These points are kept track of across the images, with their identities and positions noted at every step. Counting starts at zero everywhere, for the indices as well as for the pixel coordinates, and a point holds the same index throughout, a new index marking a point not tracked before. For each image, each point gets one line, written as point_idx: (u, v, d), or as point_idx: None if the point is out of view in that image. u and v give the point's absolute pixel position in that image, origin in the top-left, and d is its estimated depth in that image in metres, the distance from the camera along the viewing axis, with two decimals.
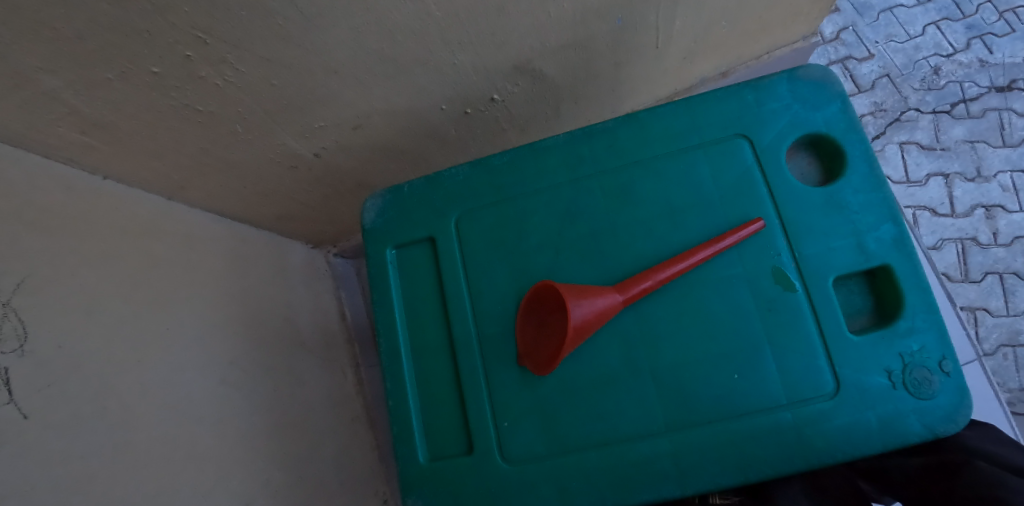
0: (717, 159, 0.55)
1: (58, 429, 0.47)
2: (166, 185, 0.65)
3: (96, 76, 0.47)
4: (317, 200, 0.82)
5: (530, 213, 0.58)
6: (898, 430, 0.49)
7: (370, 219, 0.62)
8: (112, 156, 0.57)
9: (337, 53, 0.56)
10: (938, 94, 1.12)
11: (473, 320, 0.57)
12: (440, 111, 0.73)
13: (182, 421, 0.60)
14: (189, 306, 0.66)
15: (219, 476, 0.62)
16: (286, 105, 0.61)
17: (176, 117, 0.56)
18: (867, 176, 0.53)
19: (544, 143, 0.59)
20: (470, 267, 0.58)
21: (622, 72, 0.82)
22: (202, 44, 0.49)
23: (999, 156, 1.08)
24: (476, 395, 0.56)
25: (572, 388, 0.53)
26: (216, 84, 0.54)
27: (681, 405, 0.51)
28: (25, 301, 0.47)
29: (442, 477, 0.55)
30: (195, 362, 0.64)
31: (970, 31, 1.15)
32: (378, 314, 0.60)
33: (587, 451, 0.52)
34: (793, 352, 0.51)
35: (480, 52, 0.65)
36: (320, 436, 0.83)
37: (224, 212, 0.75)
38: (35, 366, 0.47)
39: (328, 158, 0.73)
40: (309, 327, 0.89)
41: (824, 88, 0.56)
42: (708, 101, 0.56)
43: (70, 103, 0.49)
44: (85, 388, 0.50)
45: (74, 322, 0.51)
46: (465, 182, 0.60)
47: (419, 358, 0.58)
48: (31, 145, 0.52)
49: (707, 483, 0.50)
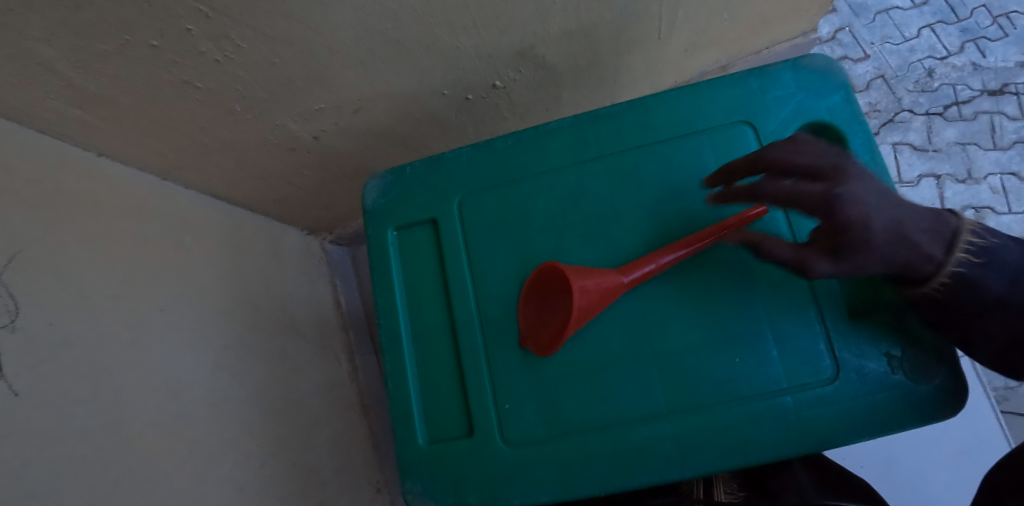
0: (721, 145, 0.56)
1: (50, 406, 0.46)
2: (162, 164, 0.64)
3: (94, 47, 0.47)
4: (314, 185, 0.82)
5: (533, 195, 0.58)
6: (897, 415, 0.49)
7: (371, 201, 0.61)
8: (106, 132, 0.56)
9: (340, 32, 0.55)
10: (931, 96, 1.13)
11: (476, 302, 0.57)
12: (441, 96, 0.72)
13: (174, 403, 0.59)
14: (184, 287, 0.65)
15: (210, 460, 0.61)
16: (287, 85, 0.60)
17: (175, 94, 0.55)
18: (870, 165, 0.54)
19: (549, 126, 0.59)
20: (473, 249, 0.58)
21: (624, 62, 0.82)
22: (204, 17, 0.48)
23: (989, 158, 1.10)
24: (477, 378, 0.55)
25: (575, 370, 0.53)
26: (217, 60, 0.53)
27: (681, 388, 0.51)
28: (17, 276, 0.46)
29: (442, 460, 0.55)
30: (189, 344, 0.63)
31: (964, 34, 1.16)
32: (378, 294, 0.59)
33: (587, 434, 0.52)
34: (793, 335, 0.51)
35: (484, 36, 0.65)
36: (315, 422, 0.82)
37: (220, 195, 0.74)
38: (25, 343, 0.46)
39: (327, 141, 0.72)
40: (304, 314, 0.88)
41: (828, 77, 0.56)
42: (714, 86, 0.57)
43: (66, 75, 0.48)
44: (77, 367, 0.49)
45: (65, 299, 0.50)
46: (469, 164, 0.60)
47: (418, 341, 0.58)
48: (24, 119, 0.51)
49: (706, 466, 0.50)
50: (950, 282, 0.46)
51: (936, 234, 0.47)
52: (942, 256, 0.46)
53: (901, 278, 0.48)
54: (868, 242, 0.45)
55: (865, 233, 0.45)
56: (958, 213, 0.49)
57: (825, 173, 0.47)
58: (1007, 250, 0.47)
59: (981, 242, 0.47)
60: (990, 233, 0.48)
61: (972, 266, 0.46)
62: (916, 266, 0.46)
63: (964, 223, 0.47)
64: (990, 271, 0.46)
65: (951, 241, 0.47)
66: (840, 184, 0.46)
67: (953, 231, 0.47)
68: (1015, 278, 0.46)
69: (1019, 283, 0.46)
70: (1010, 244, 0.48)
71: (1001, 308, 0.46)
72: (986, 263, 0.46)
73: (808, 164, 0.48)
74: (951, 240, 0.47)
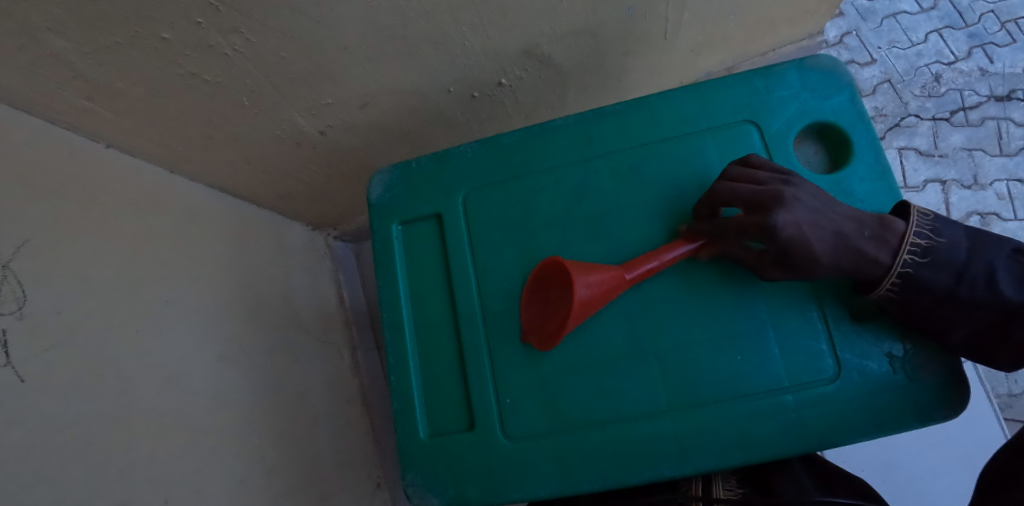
0: (726, 144, 0.56)
1: (55, 392, 0.47)
2: (169, 157, 0.65)
3: (104, 39, 0.47)
4: (320, 180, 0.82)
5: (537, 191, 0.58)
6: (898, 416, 0.49)
7: (376, 195, 0.62)
8: (115, 124, 0.57)
9: (347, 28, 0.56)
10: (938, 101, 1.13)
11: (479, 296, 0.57)
12: (447, 93, 0.73)
13: (178, 393, 0.59)
14: (189, 279, 0.65)
15: (212, 451, 0.61)
16: (295, 80, 0.60)
17: (183, 86, 0.55)
18: (873, 165, 0.54)
19: (554, 123, 0.59)
20: (477, 244, 0.58)
21: (630, 62, 0.82)
22: (214, 11, 0.49)
23: (996, 164, 1.09)
24: (479, 372, 0.56)
25: (576, 366, 0.53)
26: (225, 54, 0.53)
27: (682, 386, 0.52)
28: (24, 263, 0.47)
29: (442, 453, 0.55)
30: (193, 335, 0.63)
31: (972, 40, 1.16)
32: (382, 288, 0.60)
33: (587, 429, 0.52)
34: (795, 335, 0.51)
35: (490, 34, 0.65)
36: (317, 416, 0.83)
37: (226, 188, 0.75)
38: (34, 330, 0.46)
39: (333, 136, 0.73)
40: (307, 309, 0.89)
41: (833, 77, 0.56)
42: (718, 85, 0.57)
43: (76, 66, 0.49)
44: (82, 355, 0.50)
45: (71, 288, 0.51)
46: (474, 160, 0.60)
47: (421, 335, 0.58)
48: (35, 109, 0.51)
49: (706, 464, 0.50)
50: (900, 283, 0.47)
51: (882, 239, 0.47)
52: (891, 260, 0.47)
53: (857, 281, 0.49)
54: (814, 256, 0.46)
55: (808, 249, 0.46)
56: (910, 208, 0.49)
57: (765, 202, 0.47)
58: (955, 247, 0.47)
59: (925, 242, 0.47)
60: (936, 230, 0.47)
61: (919, 266, 0.47)
62: (866, 272, 0.47)
63: (909, 225, 0.48)
64: (935, 269, 0.46)
65: (899, 244, 0.47)
66: (774, 213, 0.46)
67: (897, 232, 0.47)
68: (960, 275, 0.46)
69: (966, 277, 0.46)
70: (957, 240, 0.47)
71: (944, 306, 0.46)
72: (933, 262, 0.46)
73: (751, 193, 0.48)
74: (896, 244, 0.47)
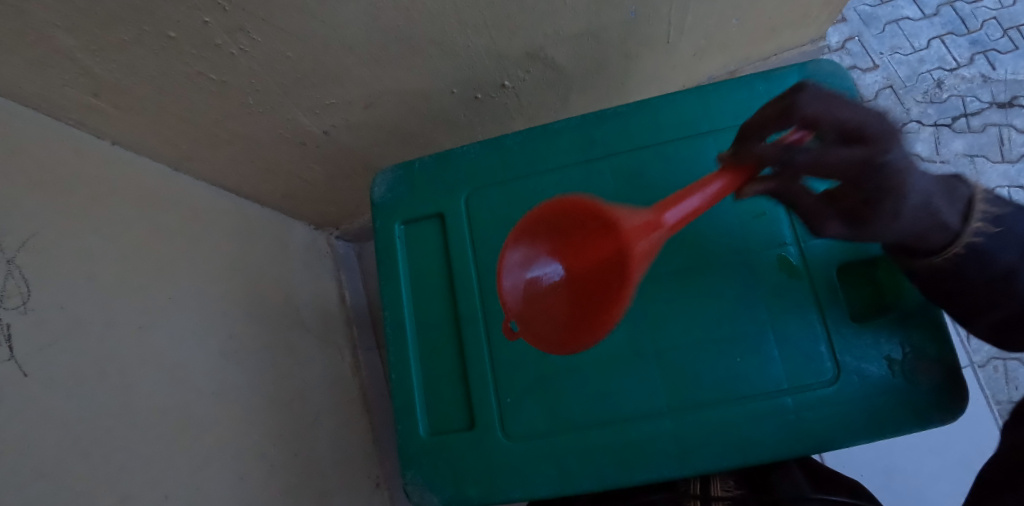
0: (727, 147, 0.56)
1: (58, 387, 0.47)
2: (174, 154, 0.65)
3: (112, 37, 0.48)
4: (322, 180, 0.82)
5: (539, 192, 0.58)
6: (896, 419, 0.49)
7: (379, 195, 0.62)
8: (120, 121, 0.57)
9: (352, 28, 0.56)
10: (939, 107, 1.13)
11: (481, 296, 0.57)
12: (451, 94, 0.73)
13: (180, 390, 0.59)
14: (192, 277, 0.66)
15: (212, 448, 0.62)
16: (299, 80, 0.61)
17: (189, 85, 0.56)
18: None
19: (557, 125, 0.59)
20: (479, 245, 0.59)
21: (632, 65, 0.83)
22: (220, 10, 0.49)
23: (997, 170, 1.09)
24: (479, 371, 0.56)
25: (576, 366, 0.54)
26: (231, 53, 0.54)
27: (682, 387, 0.52)
28: (29, 259, 0.47)
29: (442, 452, 0.55)
30: (195, 332, 0.64)
31: (974, 46, 1.16)
32: (384, 287, 0.60)
33: (586, 429, 0.53)
34: (795, 337, 0.51)
35: (495, 36, 0.65)
36: (317, 415, 0.83)
37: (230, 187, 0.75)
38: (37, 325, 0.46)
39: (336, 136, 0.73)
40: (309, 308, 0.89)
41: (835, 81, 0.56)
42: (720, 89, 0.57)
43: (83, 63, 0.49)
44: (86, 351, 0.50)
45: (75, 284, 0.51)
46: (476, 160, 0.60)
47: (422, 334, 0.59)
48: (42, 106, 0.52)
49: (704, 465, 0.50)
50: (966, 252, 0.45)
51: (953, 200, 0.44)
52: (962, 226, 0.45)
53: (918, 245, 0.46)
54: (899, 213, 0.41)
55: (898, 202, 0.40)
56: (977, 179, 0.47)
57: (871, 135, 0.38)
58: (1018, 222, 0.47)
59: (996, 211, 0.46)
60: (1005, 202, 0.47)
61: (989, 236, 0.45)
62: (932, 235, 0.44)
63: (977, 190, 0.46)
64: (1002, 241, 0.46)
65: (969, 209, 0.45)
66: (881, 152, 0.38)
67: (965, 196, 0.45)
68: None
69: None
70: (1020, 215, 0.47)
71: (1005, 282, 0.46)
72: (1001, 233, 0.46)
73: (855, 122, 0.38)
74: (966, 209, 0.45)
